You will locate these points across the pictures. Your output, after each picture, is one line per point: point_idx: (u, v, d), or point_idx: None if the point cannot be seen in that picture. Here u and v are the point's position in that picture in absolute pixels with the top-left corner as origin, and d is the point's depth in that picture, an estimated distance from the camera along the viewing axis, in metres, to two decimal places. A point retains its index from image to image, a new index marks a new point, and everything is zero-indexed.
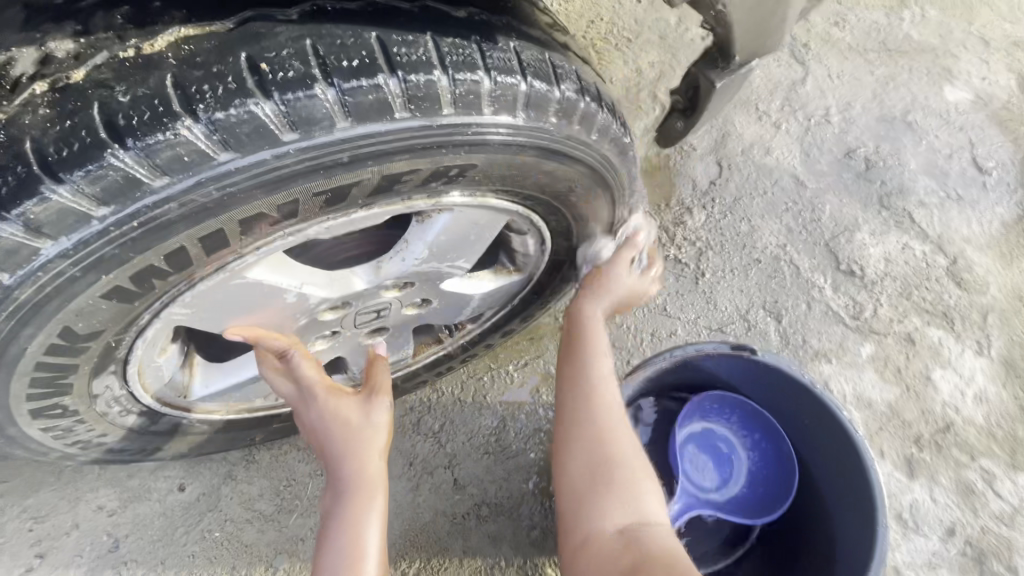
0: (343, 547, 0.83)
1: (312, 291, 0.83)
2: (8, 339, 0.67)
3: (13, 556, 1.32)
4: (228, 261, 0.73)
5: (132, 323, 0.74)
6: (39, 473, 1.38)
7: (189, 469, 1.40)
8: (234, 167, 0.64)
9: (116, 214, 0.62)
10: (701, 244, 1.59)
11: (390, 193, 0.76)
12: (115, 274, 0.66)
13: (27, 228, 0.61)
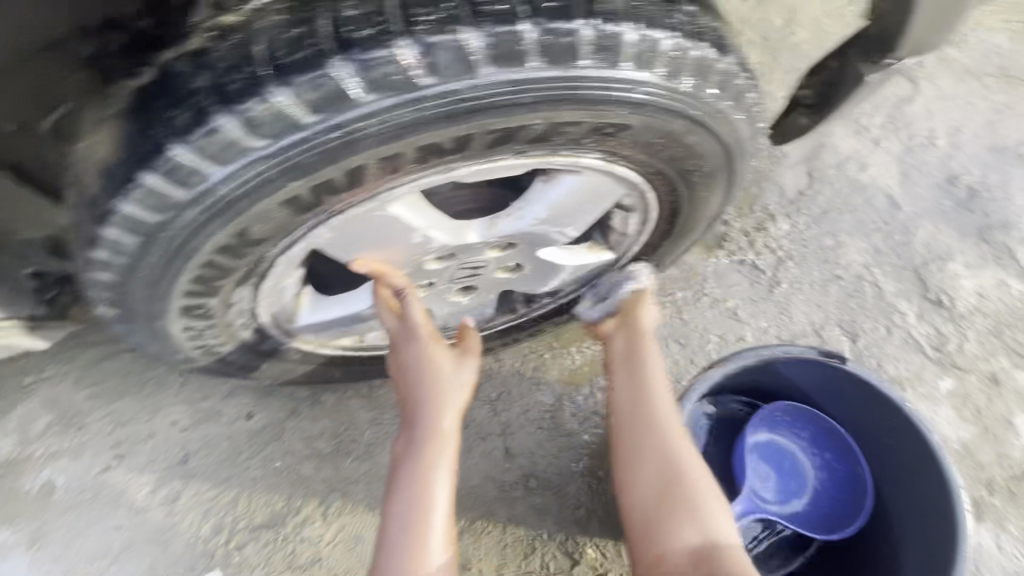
0: (415, 493, 0.86)
1: (436, 236, 0.86)
2: (191, 232, 0.72)
3: (96, 452, 1.45)
4: (381, 190, 0.76)
5: (287, 234, 0.78)
6: (125, 383, 1.50)
7: (257, 399, 1.47)
8: (433, 92, 0.67)
9: (322, 122, 0.66)
10: (782, 253, 1.55)
11: (544, 143, 0.78)
12: (301, 181, 0.70)
13: (247, 125, 0.66)
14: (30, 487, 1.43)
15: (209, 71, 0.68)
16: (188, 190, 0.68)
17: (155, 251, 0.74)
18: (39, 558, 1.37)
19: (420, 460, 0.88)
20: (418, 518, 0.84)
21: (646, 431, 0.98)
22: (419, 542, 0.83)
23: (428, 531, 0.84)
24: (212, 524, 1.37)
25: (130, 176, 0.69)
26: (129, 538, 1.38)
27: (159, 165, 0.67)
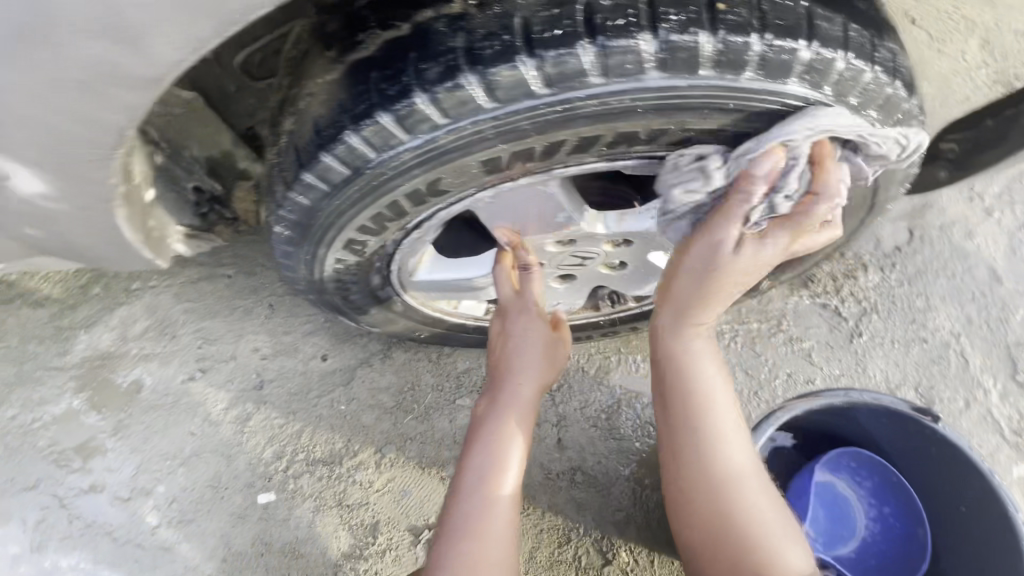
0: (493, 452, 0.95)
1: (577, 218, 0.92)
2: (397, 174, 0.79)
3: (182, 361, 1.57)
4: (556, 167, 0.83)
5: (465, 191, 0.85)
6: (218, 304, 1.62)
7: (333, 343, 1.56)
8: (654, 85, 0.72)
9: (550, 96, 0.72)
10: (867, 304, 1.53)
11: (719, 151, 0.83)
12: (507, 147, 0.77)
13: (486, 88, 0.71)
14: (122, 381, 1.56)
15: (465, 32, 0.72)
16: (413, 137, 0.75)
17: (357, 185, 0.80)
18: (120, 446, 1.50)
19: (502, 426, 0.97)
20: (492, 474, 0.94)
21: (709, 476, 0.94)
22: (490, 496, 0.93)
23: (499, 487, 0.93)
24: (275, 450, 1.46)
25: (367, 113, 0.75)
26: (199, 445, 1.49)
27: (398, 108, 0.73)
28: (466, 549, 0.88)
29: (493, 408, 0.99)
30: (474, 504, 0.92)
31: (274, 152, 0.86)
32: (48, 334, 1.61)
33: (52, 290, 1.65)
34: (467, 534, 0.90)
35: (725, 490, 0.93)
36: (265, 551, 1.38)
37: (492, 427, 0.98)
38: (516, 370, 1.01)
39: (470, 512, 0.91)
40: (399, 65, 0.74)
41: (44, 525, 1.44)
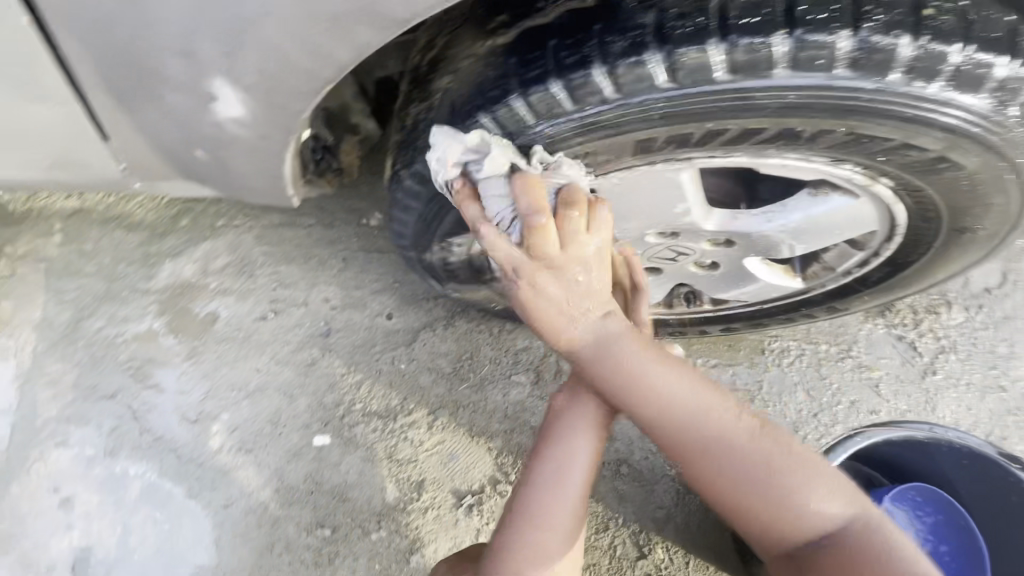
0: (571, 447, 0.97)
1: (691, 210, 0.92)
2: (555, 142, 0.82)
3: (257, 300, 1.65)
4: (694, 156, 0.84)
5: (601, 169, 0.87)
6: (295, 252, 1.69)
7: (400, 304, 1.61)
8: (838, 84, 0.73)
9: (731, 82, 0.74)
10: (946, 343, 1.47)
11: (867, 161, 0.83)
12: (671, 129, 0.79)
13: (668, 67, 0.74)
14: (200, 311, 1.65)
15: (658, 11, 0.77)
16: (578, 108, 0.78)
17: (508, 151, 0.84)
18: (192, 371, 1.59)
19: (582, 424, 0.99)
20: (567, 469, 0.96)
21: (691, 449, 0.86)
22: (563, 490, 0.95)
23: (572, 483, 0.96)
24: (335, 397, 1.53)
25: (538, 80, 0.79)
26: (264, 382, 1.56)
27: (573, 77, 0.77)
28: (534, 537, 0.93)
29: (575, 406, 1.00)
30: (547, 495, 0.95)
31: (421, 111, 0.91)
32: (137, 257, 1.71)
33: (144, 217, 1.75)
34: (538, 524, 0.94)
35: (719, 469, 0.85)
36: (315, 490, 1.45)
37: (575, 422, 0.99)
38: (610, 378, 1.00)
39: (542, 501, 0.95)
40: (581, 36, 0.79)
41: (116, 433, 1.54)
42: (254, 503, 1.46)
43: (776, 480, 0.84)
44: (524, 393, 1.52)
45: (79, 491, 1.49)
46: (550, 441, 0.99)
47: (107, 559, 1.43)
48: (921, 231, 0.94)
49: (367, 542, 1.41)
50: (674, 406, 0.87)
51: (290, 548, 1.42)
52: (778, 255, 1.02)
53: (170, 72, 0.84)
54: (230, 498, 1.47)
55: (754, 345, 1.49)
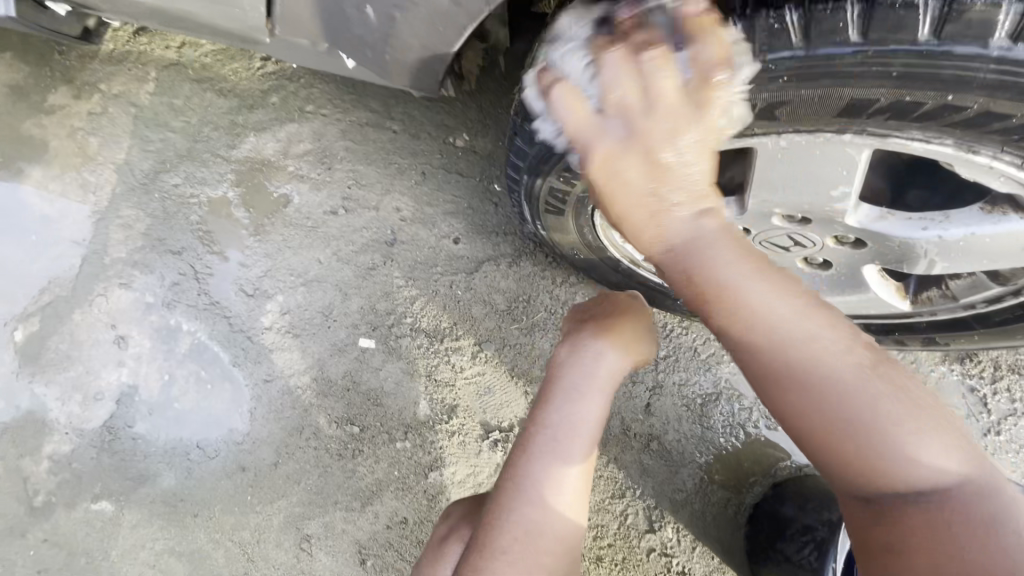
0: (571, 416, 0.92)
1: (846, 199, 0.84)
2: (762, 80, 0.74)
3: (330, 194, 1.64)
4: (894, 136, 0.76)
5: (791, 127, 0.78)
6: (376, 154, 1.66)
7: (468, 231, 1.59)
8: None
9: (1009, 50, 0.65)
10: (1020, 408, 1.39)
11: None
12: (900, 94, 0.70)
13: (943, 17, 0.65)
14: (274, 191, 1.66)
15: None
16: (806, 45, 0.70)
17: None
18: (256, 247, 1.61)
19: (576, 393, 0.93)
20: (563, 438, 0.90)
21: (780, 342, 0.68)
22: (564, 462, 0.89)
23: (571, 456, 0.90)
24: (387, 305, 1.54)
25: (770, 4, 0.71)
26: (323, 275, 1.58)
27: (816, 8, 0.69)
28: (530, 514, 0.86)
29: (571, 373, 0.95)
30: (539, 469, 0.88)
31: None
32: (223, 123, 1.71)
33: (237, 85, 1.74)
34: (530, 492, 0.87)
35: (830, 392, 0.67)
36: (351, 388, 1.49)
37: (574, 391, 0.94)
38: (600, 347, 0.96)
39: (542, 474, 0.88)
40: None
41: (176, 289, 1.58)
42: (292, 386, 1.50)
43: (892, 420, 0.66)
44: None
45: (133, 332, 1.55)
46: (548, 408, 0.93)
47: (148, 403, 1.51)
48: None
49: (390, 449, 1.44)
50: (794, 313, 0.68)
51: (317, 435, 1.46)
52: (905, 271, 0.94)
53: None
54: (269, 376, 1.51)
55: None
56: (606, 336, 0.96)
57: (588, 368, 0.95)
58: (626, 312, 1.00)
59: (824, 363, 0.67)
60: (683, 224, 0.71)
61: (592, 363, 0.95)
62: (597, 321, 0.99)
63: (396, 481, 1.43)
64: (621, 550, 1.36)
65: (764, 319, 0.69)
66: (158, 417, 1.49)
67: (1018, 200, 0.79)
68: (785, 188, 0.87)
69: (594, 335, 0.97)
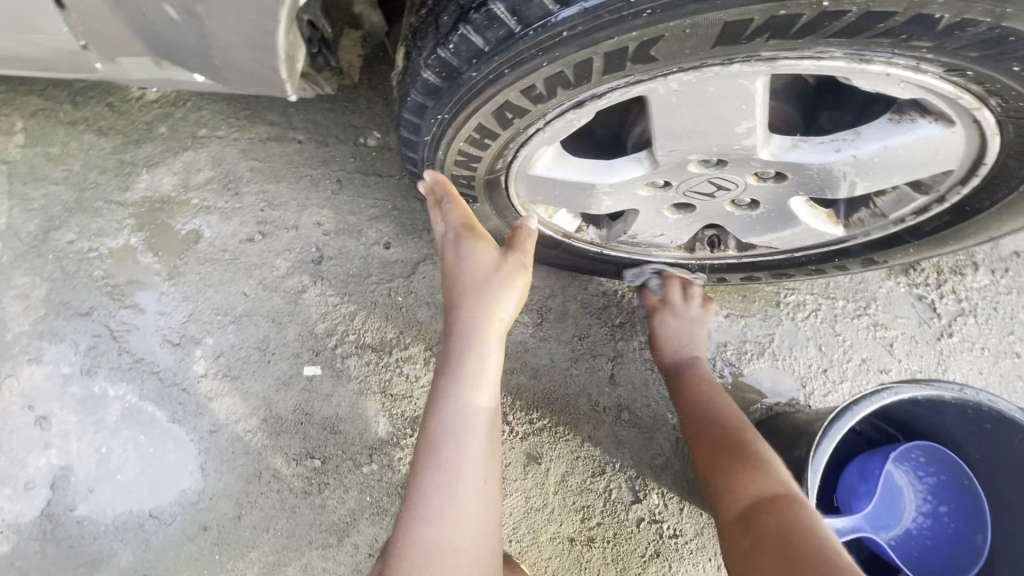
0: (456, 421, 0.86)
1: (756, 133, 0.78)
2: (624, 17, 0.65)
3: (243, 221, 1.52)
4: (784, 56, 0.69)
5: (675, 66, 0.70)
6: (284, 169, 1.55)
7: (398, 233, 1.51)
8: None
9: None
10: (966, 306, 1.42)
11: (997, 71, 0.68)
12: (772, 8, 0.62)
13: None
14: (181, 228, 1.53)
15: None
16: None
17: (554, 33, 0.67)
18: (173, 292, 1.49)
19: (459, 391, 0.87)
20: (457, 441, 0.85)
21: (710, 415, 1.11)
22: (462, 478, 0.84)
23: (464, 460, 0.85)
24: (326, 326, 1.45)
25: None
26: (251, 308, 1.47)
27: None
28: (428, 534, 0.81)
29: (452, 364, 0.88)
30: (435, 475, 0.83)
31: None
32: (110, 165, 1.56)
33: (118, 121, 1.59)
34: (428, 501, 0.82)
35: (725, 446, 1.03)
36: (305, 421, 1.40)
37: (456, 395, 0.87)
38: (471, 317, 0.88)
39: (432, 486, 0.83)
40: None
41: (94, 353, 1.45)
42: (240, 431, 1.40)
43: (736, 463, 0.98)
44: (527, 334, 1.42)
45: (55, 409, 1.42)
46: (433, 412, 0.87)
47: (87, 481, 1.38)
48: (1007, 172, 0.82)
49: (358, 475, 1.37)
50: (727, 410, 1.11)
51: (277, 477, 1.38)
52: (830, 198, 0.91)
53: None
54: (214, 425, 1.41)
55: (768, 296, 1.43)
56: (472, 304, 0.89)
57: (458, 356, 0.88)
58: (490, 263, 0.90)
59: (703, 435, 1.08)
60: (686, 352, 1.26)
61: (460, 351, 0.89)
62: (460, 294, 0.90)
63: (370, 507, 1.36)
64: (611, 527, 1.33)
65: (704, 405, 1.13)
66: (101, 493, 1.38)
67: (923, 104, 0.76)
68: (694, 136, 0.79)
69: (460, 311, 0.89)
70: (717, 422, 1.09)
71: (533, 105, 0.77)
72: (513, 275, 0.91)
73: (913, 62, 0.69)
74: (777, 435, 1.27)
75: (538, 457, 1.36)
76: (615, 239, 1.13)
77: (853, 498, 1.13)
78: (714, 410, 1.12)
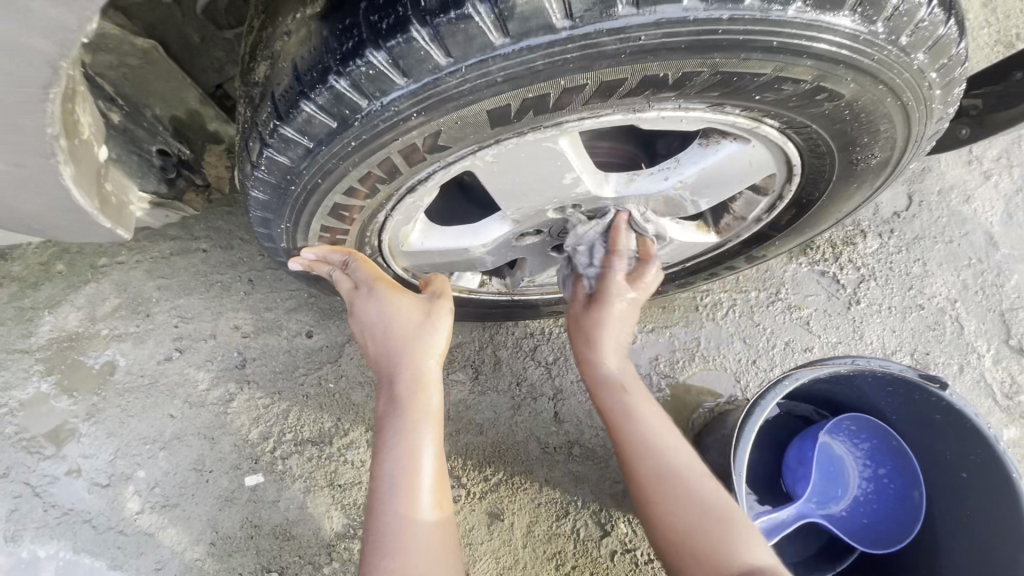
0: (402, 452, 0.86)
1: (586, 179, 0.83)
2: (395, 122, 0.67)
3: (158, 341, 1.48)
4: (567, 121, 0.73)
5: (473, 147, 0.74)
6: (193, 281, 1.52)
7: (319, 320, 1.50)
8: (691, 18, 0.62)
9: (573, 29, 0.61)
10: (865, 272, 1.50)
11: (748, 100, 0.74)
12: (521, 93, 0.66)
13: (496, 19, 0.60)
14: (94, 362, 1.47)
15: None
16: (411, 80, 0.64)
17: (345, 144, 0.70)
18: (95, 432, 1.42)
19: (402, 428, 0.88)
20: (406, 475, 0.86)
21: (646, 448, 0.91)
22: (414, 511, 0.85)
23: (416, 494, 0.85)
24: (262, 431, 1.41)
25: (353, 53, 0.64)
26: (181, 429, 1.42)
27: (392, 45, 0.62)
28: (386, 566, 0.81)
29: (392, 404, 0.90)
30: (390, 517, 0.84)
31: (248, 110, 0.75)
32: (9, 315, 1.50)
33: (11, 269, 1.53)
34: (389, 546, 0.82)
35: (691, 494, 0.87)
36: (255, 534, 1.34)
37: (400, 430, 0.88)
38: (399, 353, 0.91)
39: (386, 528, 0.83)
40: None
41: (17, 516, 1.36)
42: (189, 561, 1.33)
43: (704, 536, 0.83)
44: (465, 392, 1.41)
45: None
46: (379, 454, 0.88)
47: None
48: (817, 167, 0.88)
49: None
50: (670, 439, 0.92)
51: None
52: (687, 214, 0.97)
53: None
54: (159, 562, 1.33)
55: (687, 303, 1.47)
56: (401, 343, 0.92)
57: (398, 394, 0.90)
58: (416, 303, 0.93)
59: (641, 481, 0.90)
60: None
61: (396, 389, 0.90)
62: (390, 334, 0.92)
63: None
64: (586, 567, 1.30)
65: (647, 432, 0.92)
66: None
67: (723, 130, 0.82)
68: (528, 193, 0.83)
69: (392, 351, 0.92)
70: (664, 473, 0.89)
71: (362, 202, 0.80)
72: (435, 311, 0.93)
73: (679, 104, 0.74)
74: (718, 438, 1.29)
75: (500, 514, 1.33)
76: (519, 286, 1.15)
77: (796, 481, 1.16)
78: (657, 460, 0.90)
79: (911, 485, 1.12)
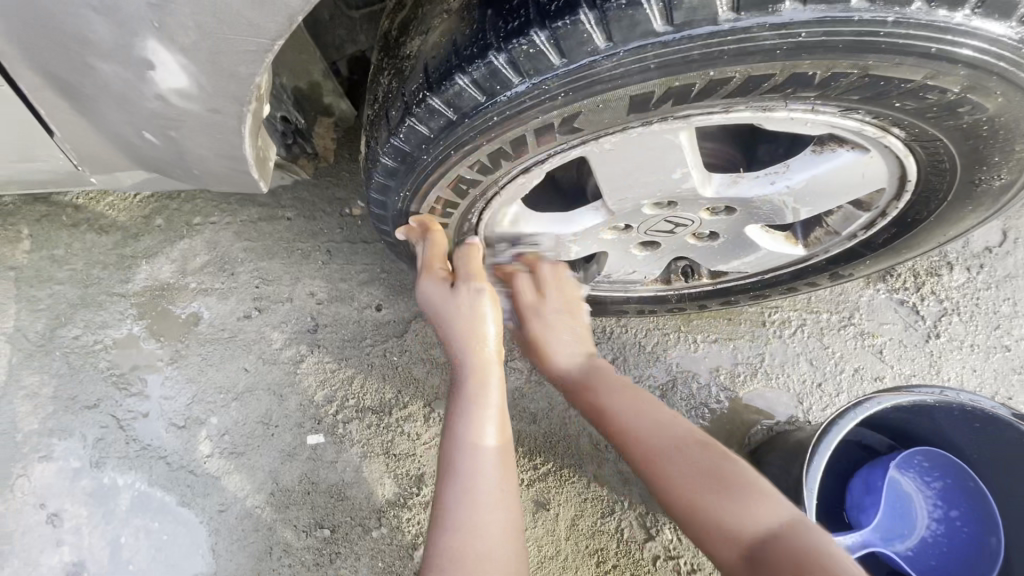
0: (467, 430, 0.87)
1: (693, 177, 0.85)
2: (541, 100, 0.71)
3: (240, 299, 1.58)
4: (695, 115, 0.75)
5: (599, 132, 0.77)
6: (277, 246, 1.62)
7: (388, 295, 1.56)
8: (857, 17, 0.63)
9: (738, 20, 0.63)
10: (949, 305, 1.44)
11: (884, 105, 0.73)
12: (668, 81, 0.69)
13: (663, 8, 0.63)
14: (182, 312, 1.58)
15: None
16: (567, 61, 0.68)
17: (487, 119, 0.74)
18: (176, 376, 1.53)
19: (467, 410, 0.89)
20: (471, 457, 0.85)
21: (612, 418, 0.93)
22: (477, 490, 0.83)
23: (478, 469, 0.85)
24: (326, 394, 1.48)
25: (516, 32, 0.68)
26: (252, 383, 1.51)
27: (557, 26, 0.66)
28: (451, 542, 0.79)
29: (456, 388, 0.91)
30: (451, 497, 0.83)
31: (395, 81, 0.81)
32: (111, 260, 1.62)
33: (117, 219, 1.67)
34: (455, 523, 0.80)
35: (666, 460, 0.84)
36: (311, 490, 1.41)
37: (468, 409, 0.89)
38: (452, 337, 0.93)
39: (452, 513, 0.81)
40: None
41: (102, 445, 1.47)
42: (249, 507, 1.41)
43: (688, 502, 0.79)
44: (522, 380, 1.44)
45: (66, 505, 1.43)
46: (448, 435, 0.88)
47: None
48: (932, 184, 0.87)
49: (367, 541, 1.37)
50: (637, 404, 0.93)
51: (288, 551, 1.37)
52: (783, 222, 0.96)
53: (93, 36, 0.70)
54: (224, 503, 1.42)
55: (754, 317, 1.46)
56: (444, 322, 0.94)
57: (459, 377, 0.92)
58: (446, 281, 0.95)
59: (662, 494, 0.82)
60: None
61: (458, 372, 0.93)
62: (434, 314, 0.96)
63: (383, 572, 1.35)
64: (627, 567, 1.30)
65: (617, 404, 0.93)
66: None
67: (840, 137, 0.82)
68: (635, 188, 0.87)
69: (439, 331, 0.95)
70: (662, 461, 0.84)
71: (483, 176, 0.84)
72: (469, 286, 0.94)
73: (811, 105, 0.75)
74: (777, 455, 1.24)
75: (546, 504, 1.35)
76: (592, 279, 1.16)
77: (861, 512, 1.14)
78: (664, 458, 0.84)
79: (986, 535, 1.07)
